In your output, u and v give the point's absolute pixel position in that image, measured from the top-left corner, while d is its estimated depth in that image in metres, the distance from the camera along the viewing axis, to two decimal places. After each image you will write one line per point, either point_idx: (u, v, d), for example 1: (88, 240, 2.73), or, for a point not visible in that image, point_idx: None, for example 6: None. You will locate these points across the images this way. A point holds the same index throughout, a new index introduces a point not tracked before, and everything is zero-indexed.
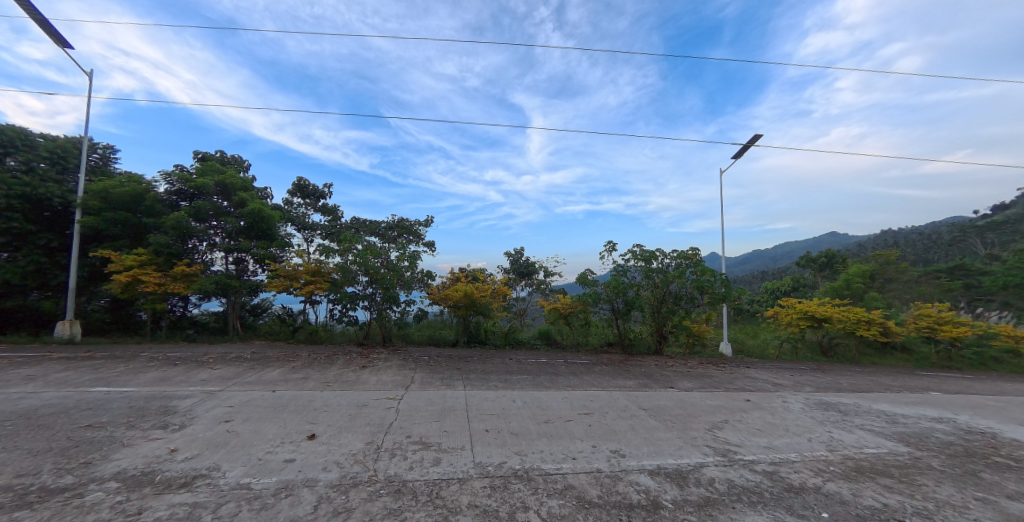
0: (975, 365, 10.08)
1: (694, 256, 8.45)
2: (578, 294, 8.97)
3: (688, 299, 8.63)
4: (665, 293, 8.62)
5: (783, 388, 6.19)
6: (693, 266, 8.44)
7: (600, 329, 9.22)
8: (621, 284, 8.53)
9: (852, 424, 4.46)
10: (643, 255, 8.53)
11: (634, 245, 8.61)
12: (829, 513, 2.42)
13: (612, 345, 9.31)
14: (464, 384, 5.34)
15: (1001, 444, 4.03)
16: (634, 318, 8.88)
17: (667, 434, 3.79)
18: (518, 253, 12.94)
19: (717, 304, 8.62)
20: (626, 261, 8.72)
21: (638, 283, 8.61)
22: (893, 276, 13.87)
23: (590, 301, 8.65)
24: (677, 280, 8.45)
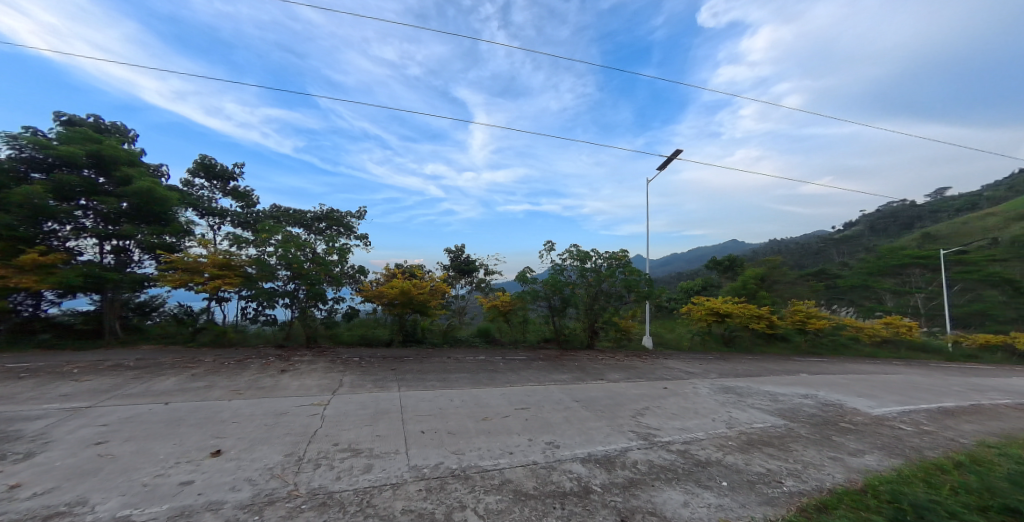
0: (834, 350, 12.29)
1: (623, 256, 9.11)
2: (517, 292, 9.18)
3: (618, 297, 9.22)
4: (598, 291, 9.10)
5: (694, 376, 6.92)
6: (623, 266, 9.08)
7: (538, 325, 9.49)
8: (559, 281, 8.93)
9: (746, 404, 5.15)
10: (578, 254, 8.95)
11: (571, 245, 9.02)
12: (728, 482, 2.78)
13: (548, 342, 9.59)
14: (399, 384, 5.14)
15: (849, 412, 4.98)
16: (569, 315, 9.28)
17: (597, 423, 4.03)
18: (458, 250, 12.74)
19: (642, 301, 9.38)
20: (563, 260, 9.11)
21: (573, 281, 9.04)
22: (780, 277, 16.24)
23: (528, 299, 8.92)
24: (609, 279, 9.02)
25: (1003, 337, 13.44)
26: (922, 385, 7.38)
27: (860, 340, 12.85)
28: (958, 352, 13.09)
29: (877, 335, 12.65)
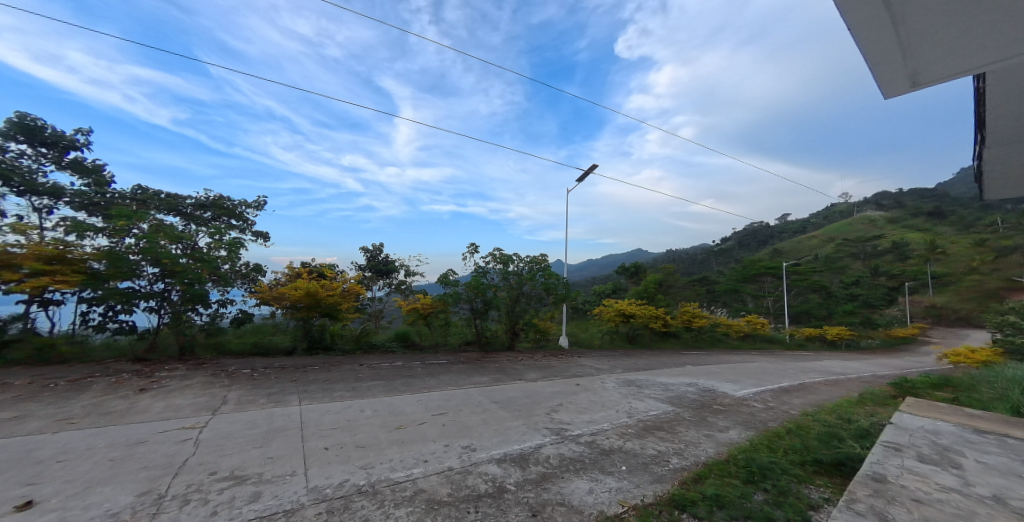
0: (712, 343, 14.52)
1: (543, 261, 9.56)
2: (439, 294, 8.99)
3: (538, 299, 9.61)
4: (519, 293, 9.36)
5: (603, 372, 7.53)
6: (544, 270, 9.52)
7: (460, 328, 9.38)
8: (482, 284, 8.99)
9: (644, 394, 5.79)
10: (501, 257, 9.18)
11: (494, 248, 9.21)
12: (626, 466, 3.10)
13: (470, 344, 9.53)
14: (300, 398, 4.61)
15: (720, 395, 5.94)
16: (491, 317, 9.37)
17: (514, 423, 4.13)
18: (377, 249, 11.85)
19: (559, 304, 9.93)
20: (486, 263, 9.27)
21: (496, 284, 9.19)
22: (673, 283, 18.62)
23: (450, 301, 8.81)
24: (530, 282, 9.36)
25: (822, 330, 17.38)
26: (770, 370, 9.16)
27: (729, 335, 15.43)
28: (794, 342, 16.56)
29: (741, 331, 15.39)
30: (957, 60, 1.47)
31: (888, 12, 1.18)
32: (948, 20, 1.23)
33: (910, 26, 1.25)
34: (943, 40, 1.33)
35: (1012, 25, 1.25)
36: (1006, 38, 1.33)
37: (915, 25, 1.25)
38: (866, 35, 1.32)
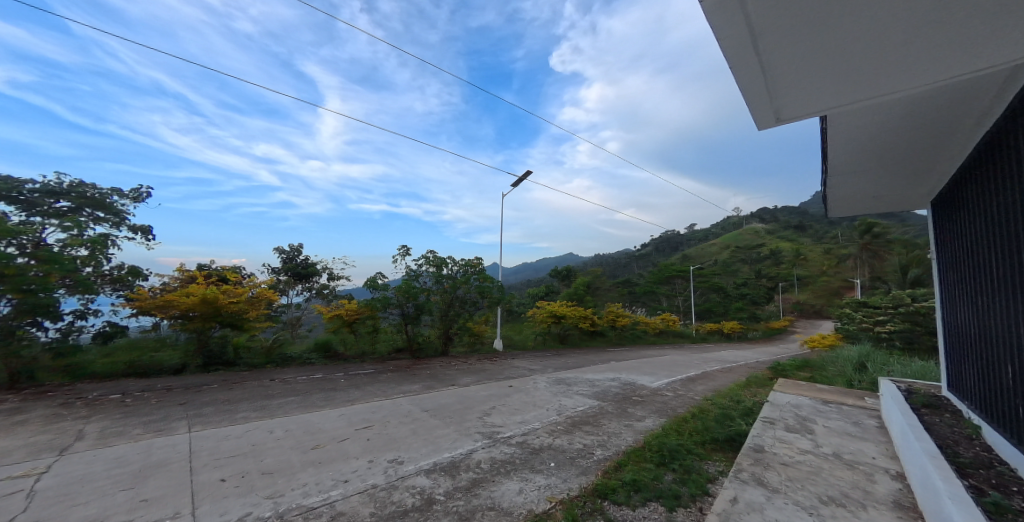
0: (632, 340, 15.85)
1: (477, 264, 9.59)
2: (366, 299, 8.51)
3: (472, 303, 9.56)
4: (453, 297, 9.21)
5: (535, 373, 7.75)
6: (477, 274, 9.54)
7: (389, 335, 8.90)
8: (413, 288, 8.67)
9: (572, 391, 6.09)
10: (434, 260, 9.06)
11: (427, 251, 9.04)
12: (554, 462, 3.23)
13: (400, 352, 9.09)
14: (191, 424, 3.95)
15: (639, 388, 6.50)
16: (423, 322, 9.07)
17: (445, 430, 4.04)
18: (297, 249, 10.53)
19: (493, 307, 9.99)
20: (419, 266, 9.08)
21: (429, 288, 8.95)
22: (599, 285, 20.00)
23: (378, 306, 8.37)
24: (464, 286, 9.29)
25: (720, 325, 20.07)
26: (680, 362, 10.30)
27: (646, 332, 17.05)
28: (698, 336, 18.85)
29: (657, 328, 17.05)
30: (810, 108, 1.70)
31: (756, 60, 1.29)
32: (804, 76, 1.39)
33: (774, 75, 1.39)
34: (798, 91, 1.52)
35: (845, 84, 1.48)
36: (841, 95, 1.57)
37: (778, 75, 1.39)
38: (742, 77, 1.44)
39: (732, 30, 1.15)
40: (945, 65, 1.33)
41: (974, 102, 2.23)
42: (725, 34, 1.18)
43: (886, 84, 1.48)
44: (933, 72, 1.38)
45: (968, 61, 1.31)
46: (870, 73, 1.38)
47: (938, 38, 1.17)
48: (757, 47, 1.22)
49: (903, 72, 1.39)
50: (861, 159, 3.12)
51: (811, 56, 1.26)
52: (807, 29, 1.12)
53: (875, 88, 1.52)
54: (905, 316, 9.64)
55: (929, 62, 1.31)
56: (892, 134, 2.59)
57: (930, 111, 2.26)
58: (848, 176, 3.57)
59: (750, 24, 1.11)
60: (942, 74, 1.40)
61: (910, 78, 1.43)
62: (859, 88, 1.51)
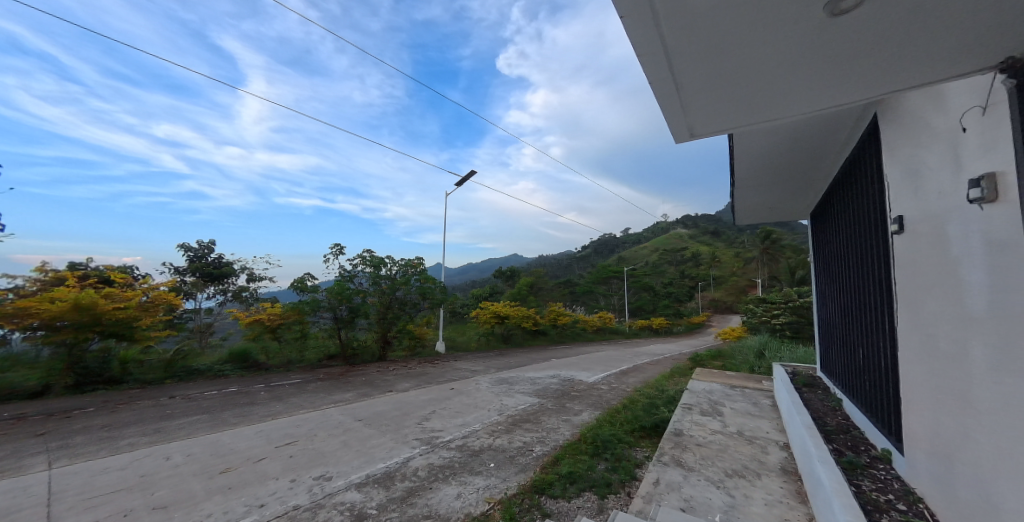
0: (573, 337, 16.51)
1: (418, 265, 9.33)
2: (292, 303, 7.90)
3: (413, 304, 9.20)
4: (392, 299, 8.79)
5: (478, 374, 7.69)
6: (418, 274, 9.26)
7: (320, 341, 8.23)
8: (347, 291, 8.23)
9: (514, 390, 6.17)
10: (371, 260, 8.63)
11: (363, 251, 8.57)
12: (494, 462, 3.23)
13: (332, 359, 8.40)
14: (57, 458, 3.26)
15: (577, 383, 6.79)
16: (359, 326, 8.51)
17: (380, 439, 3.82)
18: (207, 246, 9.20)
19: (435, 308, 9.72)
20: (354, 266, 8.59)
21: (365, 290, 8.49)
22: (541, 285, 20.55)
23: (307, 309, 7.78)
24: (404, 287, 8.92)
25: (649, 321, 21.75)
26: (614, 357, 10.98)
27: (585, 329, 17.89)
28: (630, 332, 20.26)
29: (595, 325, 17.94)
30: (717, 123, 1.85)
31: (672, 76, 1.35)
32: (709, 95, 1.51)
33: (687, 92, 1.49)
34: (707, 107, 1.64)
35: (745, 105, 1.63)
36: (742, 114, 1.74)
37: (691, 91, 1.48)
38: (660, 92, 1.50)
39: (649, 45, 1.17)
40: (817, 96, 1.54)
41: (838, 127, 2.65)
42: (643, 49, 1.21)
43: (775, 108, 1.67)
44: (808, 101, 1.60)
45: (835, 94, 1.53)
46: (764, 96, 1.54)
47: (812, 73, 1.34)
48: (671, 64, 1.28)
49: (787, 99, 1.58)
50: (757, 173, 3.57)
51: (717, 76, 1.36)
52: (713, 51, 1.19)
53: (766, 111, 1.72)
54: (793, 310, 11.33)
55: (807, 92, 1.50)
56: (780, 150, 2.98)
57: (808, 132, 2.64)
58: (749, 187, 4.06)
59: (664, 40, 1.15)
60: (817, 103, 1.62)
61: (792, 105, 1.64)
62: (756, 108, 1.68)
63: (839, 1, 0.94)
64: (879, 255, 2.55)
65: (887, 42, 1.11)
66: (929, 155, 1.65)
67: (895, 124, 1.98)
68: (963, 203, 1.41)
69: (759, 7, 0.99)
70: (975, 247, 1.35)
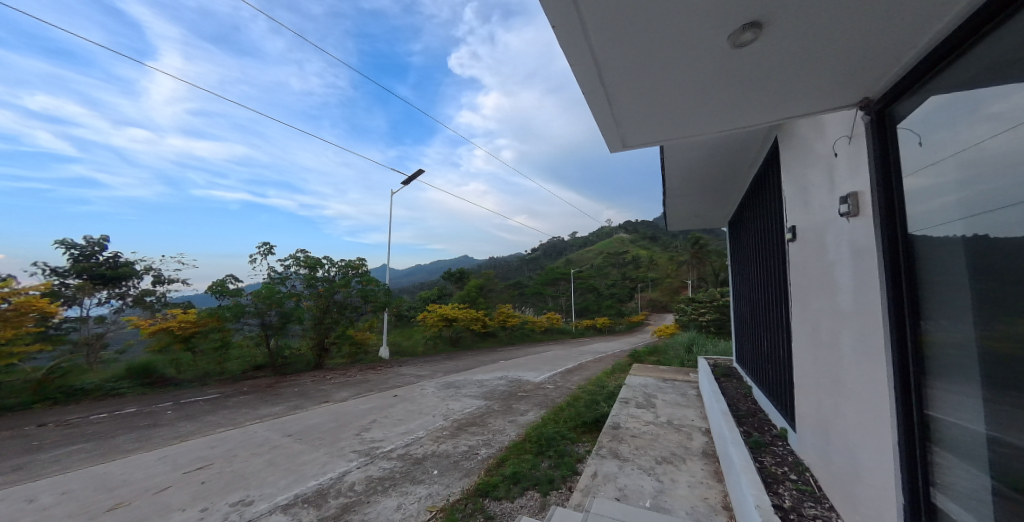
0: (521, 338, 16.71)
1: (360, 266, 8.84)
2: (210, 308, 7.02)
3: (353, 308, 8.67)
4: (329, 302, 8.21)
5: (424, 379, 7.44)
6: (359, 276, 8.76)
7: (245, 350, 7.38)
8: (278, 294, 7.52)
9: (460, 394, 6.07)
10: (306, 261, 8.00)
11: (297, 250, 7.93)
12: (438, 469, 3.15)
13: (260, 369, 7.56)
14: None
15: (524, 383, 6.89)
16: (291, 333, 7.80)
17: (311, 455, 3.53)
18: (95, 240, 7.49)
19: (379, 312, 9.24)
20: (286, 267, 7.89)
21: (298, 293, 7.85)
22: (490, 287, 20.58)
23: (229, 316, 6.98)
24: (343, 289, 8.40)
25: (593, 321, 22.74)
26: (560, 356, 11.32)
27: (533, 330, 18.21)
28: (576, 332, 21.02)
29: (543, 325, 18.33)
30: (646, 135, 1.99)
31: (603, 87, 1.43)
32: (638, 107, 1.62)
33: (618, 104, 1.58)
34: (637, 119, 1.75)
35: (669, 120, 1.77)
36: (667, 128, 1.89)
37: (620, 103, 1.57)
38: (593, 102, 1.58)
39: (580, 56, 1.23)
40: (729, 116, 1.72)
41: (748, 145, 2.99)
42: (575, 60, 1.26)
43: (695, 124, 1.84)
44: (721, 120, 1.78)
45: (742, 116, 1.72)
46: (686, 113, 1.68)
47: (724, 95, 1.50)
48: (601, 76, 1.35)
49: (704, 117, 1.74)
50: (684, 183, 3.90)
51: (643, 91, 1.46)
52: (638, 68, 1.28)
53: (687, 127, 1.88)
54: (716, 308, 12.57)
55: (719, 111, 1.67)
56: (703, 163, 3.28)
57: (725, 147, 2.94)
58: (678, 195, 4.44)
59: (594, 53, 1.21)
60: (728, 122, 1.82)
61: (709, 122, 1.81)
62: (678, 124, 1.83)
63: (739, 34, 1.07)
64: (779, 260, 2.93)
65: (778, 74, 1.28)
66: (815, 174, 1.93)
67: (790, 146, 2.29)
68: (836, 216, 1.67)
69: (675, 31, 1.08)
70: (844, 253, 1.61)
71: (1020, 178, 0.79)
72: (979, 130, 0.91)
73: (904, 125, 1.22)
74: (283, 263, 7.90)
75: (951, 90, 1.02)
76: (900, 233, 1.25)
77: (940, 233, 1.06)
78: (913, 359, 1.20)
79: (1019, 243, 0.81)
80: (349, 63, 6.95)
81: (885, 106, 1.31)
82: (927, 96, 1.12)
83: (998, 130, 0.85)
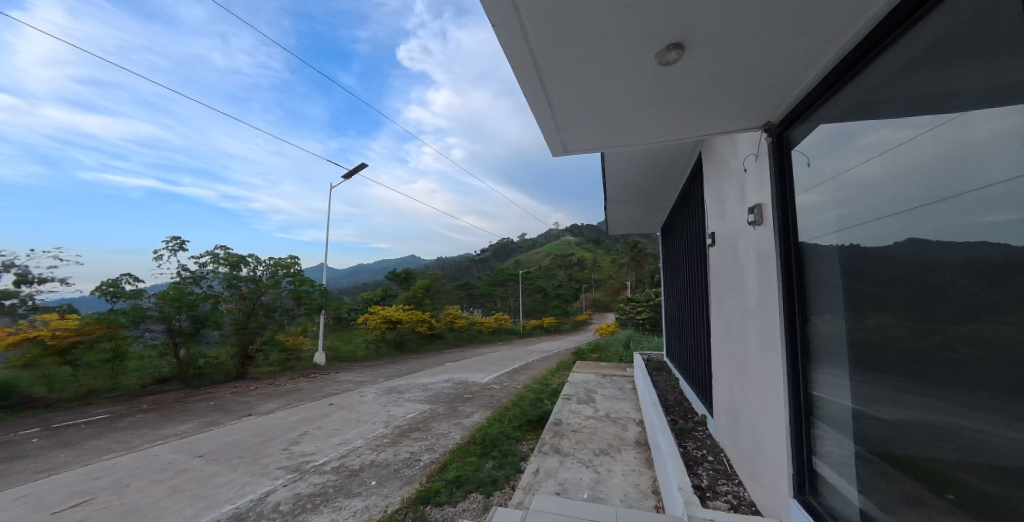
0: (469, 339, 16.52)
1: (292, 265, 8.17)
2: (99, 313, 5.83)
3: (284, 311, 7.97)
4: (255, 305, 7.47)
5: (364, 385, 7.01)
6: (290, 276, 8.10)
7: (146, 362, 6.32)
8: (189, 296, 6.63)
9: (404, 399, 5.83)
10: (228, 259, 7.23)
11: (217, 246, 7.16)
12: (376, 480, 2.98)
13: (168, 381, 6.61)
14: None
15: (470, 385, 6.82)
16: (207, 339, 6.92)
17: (228, 476, 3.14)
18: None
19: (313, 314, 8.55)
20: (201, 265, 7.03)
21: (216, 295, 7.01)
22: (437, 288, 20.08)
23: (125, 322, 5.95)
24: (272, 290, 7.71)
25: (540, 321, 23.22)
26: (508, 356, 11.39)
27: (481, 331, 18.11)
28: (524, 332, 21.30)
29: (491, 326, 18.30)
30: (586, 141, 2.08)
31: (543, 91, 1.46)
32: (577, 114, 1.68)
33: (558, 109, 1.62)
34: (577, 125, 1.81)
35: (607, 128, 1.87)
36: (605, 136, 1.99)
37: (561, 108, 1.62)
38: (535, 105, 1.60)
39: (521, 58, 1.23)
40: (658, 128, 1.86)
41: (678, 157, 3.26)
42: (516, 61, 1.27)
43: (629, 134, 1.96)
44: (652, 132, 1.91)
45: (670, 130, 1.87)
46: (621, 123, 1.79)
47: (653, 109, 1.62)
48: (542, 81, 1.37)
49: (637, 128, 1.87)
50: (623, 189, 4.15)
51: (582, 99, 1.52)
52: (577, 75, 1.33)
53: (623, 136, 1.99)
54: (651, 307, 13.53)
55: (651, 124, 1.80)
56: (639, 171, 3.51)
57: (658, 157, 3.17)
58: (617, 201, 4.70)
59: (534, 57, 1.23)
60: (658, 135, 1.96)
61: (642, 133, 1.94)
62: (615, 133, 1.94)
63: (666, 52, 1.15)
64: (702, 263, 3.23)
65: (699, 93, 1.41)
66: (729, 187, 2.16)
67: (710, 161, 2.54)
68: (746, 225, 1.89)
69: (610, 45, 1.15)
70: (752, 257, 1.83)
71: (878, 199, 0.96)
72: (852, 157, 1.08)
73: (798, 149, 1.42)
74: (197, 261, 6.99)
75: (833, 120, 1.20)
76: (793, 241, 1.45)
77: (823, 243, 1.24)
78: (801, 349, 1.39)
79: (878, 251, 0.98)
80: (285, 44, 6.37)
81: (783, 130, 1.52)
82: (814, 125, 1.31)
83: (864, 158, 1.02)
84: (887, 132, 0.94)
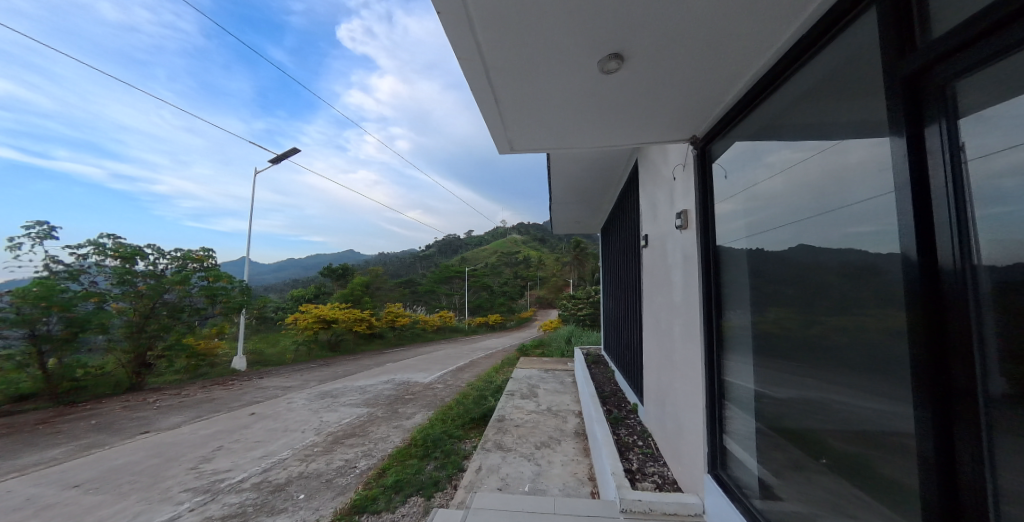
0: (412, 338, 15.98)
1: (205, 258, 7.26)
2: None
3: (194, 311, 7.05)
4: (156, 304, 6.52)
5: (292, 391, 6.45)
6: (201, 271, 7.21)
7: None
8: (62, 295, 5.45)
9: (338, 403, 5.48)
10: (120, 250, 6.24)
11: (104, 235, 6.13)
12: (305, 493, 2.77)
13: (36, 396, 5.43)
14: None
15: (412, 386, 6.60)
16: (92, 345, 5.87)
17: (117, 506, 2.70)
18: None
19: (231, 315, 7.66)
20: (79, 256, 5.91)
21: (102, 293, 5.95)
22: (377, 285, 19.07)
23: None
24: (179, 287, 6.78)
25: (485, 318, 23.21)
26: (452, 355, 11.22)
27: (424, 329, 17.60)
28: (468, 329, 21.12)
29: (435, 324, 17.87)
30: (532, 141, 2.11)
31: (490, 87, 1.44)
32: (523, 114, 1.70)
33: (505, 107, 1.63)
34: (523, 125, 1.84)
35: (551, 130, 1.92)
36: (550, 137, 2.04)
37: (508, 107, 1.63)
38: (482, 102, 1.59)
39: (468, 51, 1.21)
40: (599, 134, 1.96)
41: (617, 163, 3.46)
42: (463, 55, 1.25)
43: (573, 138, 2.03)
44: (593, 137, 2.01)
45: (610, 136, 1.98)
46: (565, 126, 1.85)
47: (595, 115, 1.69)
48: (489, 77, 1.37)
49: (580, 132, 1.94)
50: (566, 190, 4.29)
51: (529, 99, 1.55)
52: (524, 76, 1.35)
53: (566, 139, 2.06)
54: (591, 304, 14.19)
55: (592, 129, 1.88)
56: (582, 173, 3.66)
57: (599, 161, 3.32)
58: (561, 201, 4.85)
59: (482, 53, 1.22)
60: (599, 140, 2.06)
61: (584, 137, 2.03)
62: (559, 135, 2.00)
63: (607, 61, 1.22)
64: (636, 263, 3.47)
65: (636, 102, 1.51)
66: (661, 192, 2.35)
67: (645, 168, 2.74)
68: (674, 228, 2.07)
69: (555, 49, 1.18)
70: (678, 258, 2.01)
71: (779, 209, 1.11)
72: (760, 172, 1.24)
73: (718, 162, 1.59)
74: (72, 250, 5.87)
75: (745, 139, 1.36)
76: (712, 244, 1.62)
77: (736, 246, 1.40)
78: (716, 341, 1.56)
79: (777, 255, 1.14)
80: (198, 5, 5.56)
81: (707, 144, 1.68)
82: (731, 141, 1.47)
83: (769, 173, 1.17)
84: (786, 153, 1.09)
